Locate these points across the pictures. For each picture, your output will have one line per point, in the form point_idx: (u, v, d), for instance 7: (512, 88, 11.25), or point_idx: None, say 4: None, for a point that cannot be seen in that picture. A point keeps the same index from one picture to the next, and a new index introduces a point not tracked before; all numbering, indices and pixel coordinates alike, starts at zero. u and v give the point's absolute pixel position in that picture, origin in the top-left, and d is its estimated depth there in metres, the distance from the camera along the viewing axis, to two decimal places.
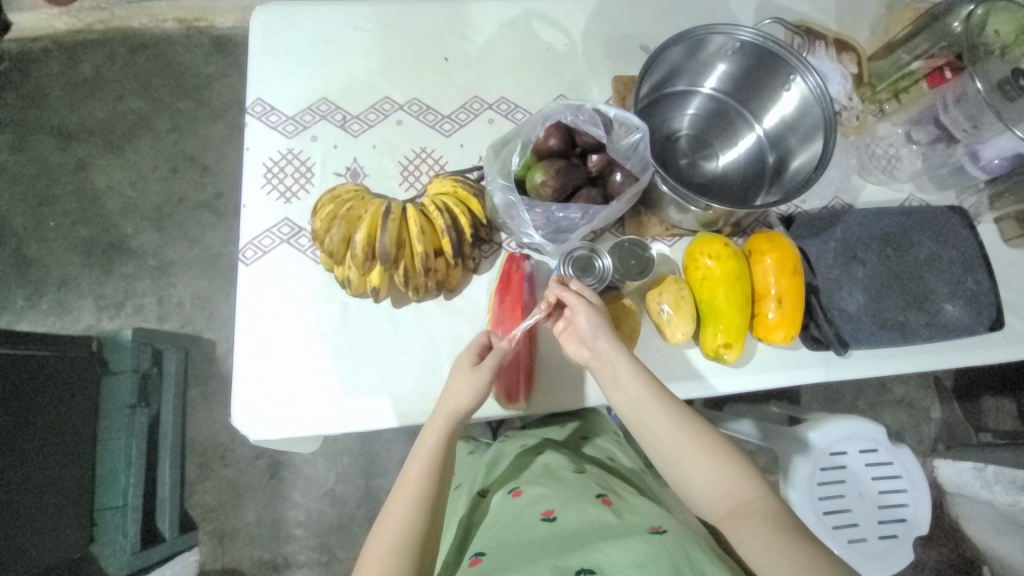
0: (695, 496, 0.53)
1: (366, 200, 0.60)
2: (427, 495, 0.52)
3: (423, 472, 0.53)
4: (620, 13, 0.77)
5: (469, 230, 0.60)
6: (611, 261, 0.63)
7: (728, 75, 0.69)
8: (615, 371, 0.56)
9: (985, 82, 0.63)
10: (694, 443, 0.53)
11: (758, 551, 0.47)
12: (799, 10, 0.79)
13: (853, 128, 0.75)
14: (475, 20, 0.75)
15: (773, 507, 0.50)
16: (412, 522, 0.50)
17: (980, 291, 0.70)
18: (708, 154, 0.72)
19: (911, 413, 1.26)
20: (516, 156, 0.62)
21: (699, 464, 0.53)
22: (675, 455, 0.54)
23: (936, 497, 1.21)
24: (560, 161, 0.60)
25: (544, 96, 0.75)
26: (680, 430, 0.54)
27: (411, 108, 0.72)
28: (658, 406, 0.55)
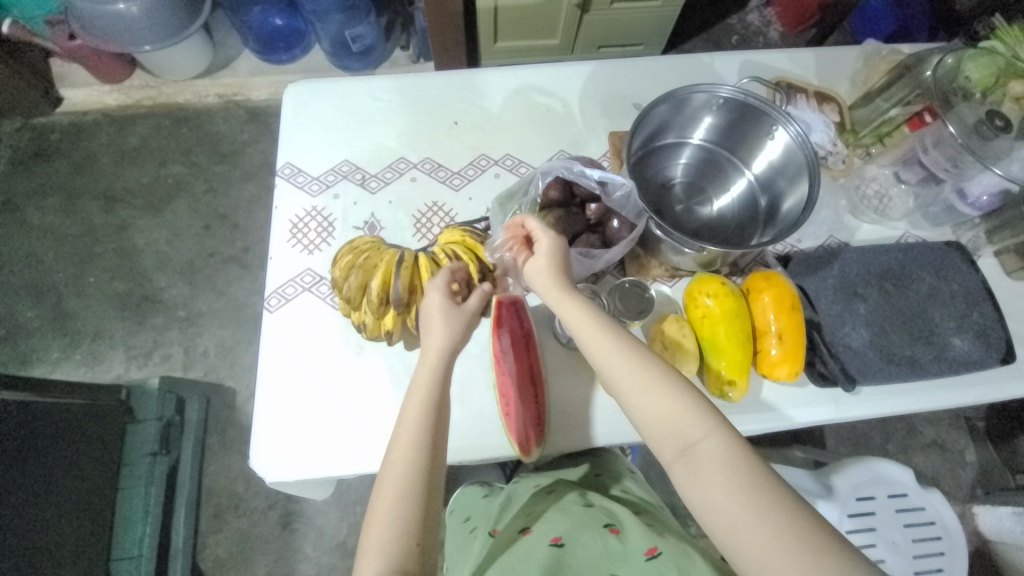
0: (641, 427, 0.49)
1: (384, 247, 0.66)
2: (431, 431, 0.51)
3: (419, 415, 0.51)
4: (615, 77, 0.85)
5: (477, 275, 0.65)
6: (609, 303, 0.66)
7: (715, 127, 0.75)
8: (562, 308, 0.55)
9: (960, 125, 0.67)
10: (640, 371, 0.50)
11: (709, 492, 0.44)
12: (779, 68, 0.86)
13: (840, 171, 0.78)
14: (482, 88, 0.84)
15: (725, 443, 0.46)
16: (414, 463, 0.49)
17: (986, 323, 0.70)
18: (700, 201, 0.77)
19: (946, 456, 1.20)
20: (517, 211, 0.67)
21: (645, 394, 0.49)
22: (619, 385, 0.50)
23: (981, 547, 1.14)
24: (559, 210, 0.65)
25: (546, 152, 0.81)
26: (628, 358, 0.50)
27: (423, 166, 0.79)
28: (606, 336, 0.52)
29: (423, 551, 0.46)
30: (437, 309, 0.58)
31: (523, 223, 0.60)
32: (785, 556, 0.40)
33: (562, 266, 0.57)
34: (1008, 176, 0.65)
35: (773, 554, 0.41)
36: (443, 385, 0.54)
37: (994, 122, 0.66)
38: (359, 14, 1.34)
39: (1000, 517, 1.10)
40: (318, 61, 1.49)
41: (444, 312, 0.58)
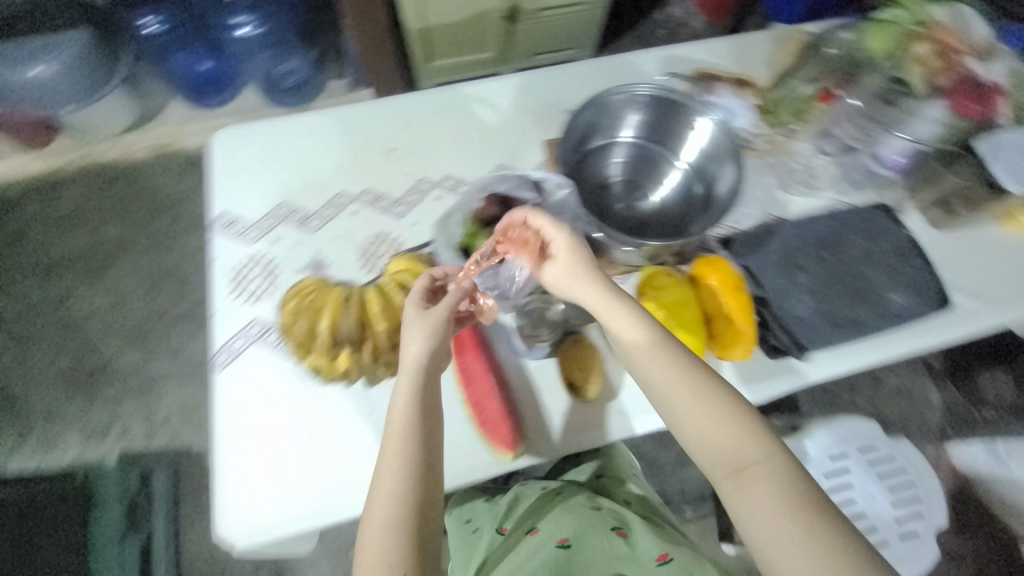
0: (697, 445, 0.52)
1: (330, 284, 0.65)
2: (417, 450, 0.52)
3: (405, 425, 0.53)
4: (542, 86, 0.86)
5: None
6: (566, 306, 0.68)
7: (642, 124, 0.77)
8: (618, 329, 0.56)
9: (862, 98, 0.78)
10: (696, 392, 0.53)
11: (758, 504, 0.47)
12: (698, 60, 0.89)
13: (763, 150, 0.81)
14: (414, 112, 0.84)
15: (773, 464, 0.49)
16: (401, 486, 0.51)
17: (919, 276, 0.74)
18: (637, 195, 0.78)
19: (912, 403, 1.25)
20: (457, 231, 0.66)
21: (698, 412, 0.52)
22: (673, 403, 0.53)
23: (960, 485, 1.16)
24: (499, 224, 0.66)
25: (485, 167, 0.81)
26: (688, 380, 0.53)
27: (364, 197, 0.78)
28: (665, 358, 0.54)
29: (423, 559, 0.49)
30: (412, 316, 0.57)
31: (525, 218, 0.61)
32: (821, 573, 0.43)
33: (582, 268, 0.58)
34: (913, 140, 0.74)
35: (808, 570, 0.44)
36: (422, 391, 0.55)
37: (893, 92, 0.76)
38: (288, 50, 1.37)
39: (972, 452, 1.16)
40: (251, 101, 1.46)
41: (421, 319, 0.56)
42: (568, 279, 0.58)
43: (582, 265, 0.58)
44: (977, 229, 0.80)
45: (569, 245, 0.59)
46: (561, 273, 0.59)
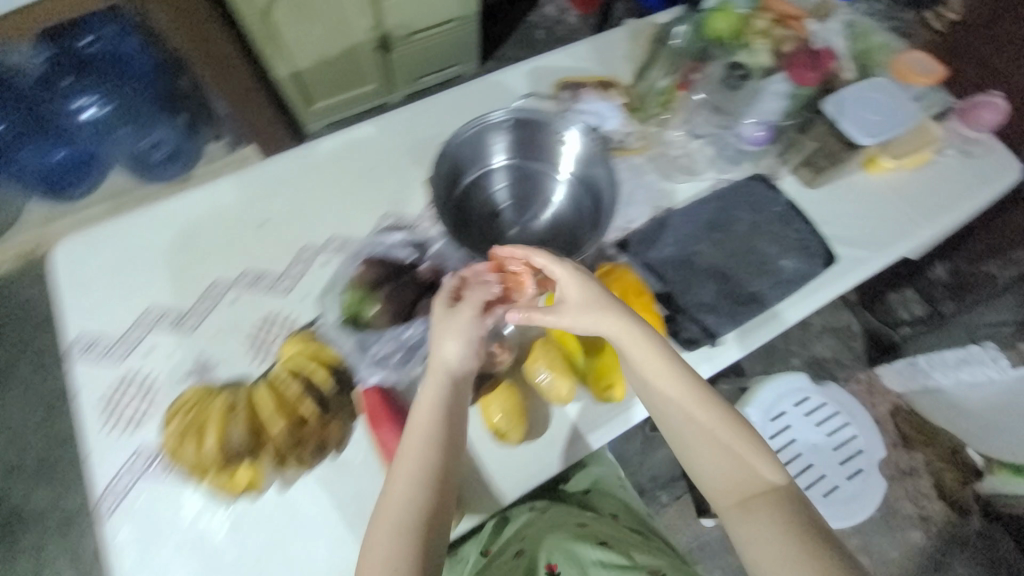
0: (709, 474, 0.58)
1: (217, 390, 0.59)
2: (434, 464, 0.54)
3: (426, 447, 0.54)
4: (412, 125, 0.84)
5: (328, 383, 0.59)
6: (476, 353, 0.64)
7: (512, 146, 0.77)
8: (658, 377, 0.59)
9: (709, 86, 0.83)
10: (710, 436, 0.58)
11: (760, 532, 0.54)
12: (562, 69, 0.90)
13: (639, 146, 0.82)
14: (280, 178, 0.79)
15: (783, 503, 0.55)
16: (413, 498, 0.52)
17: (803, 237, 0.78)
18: (525, 221, 0.77)
19: (838, 335, 1.48)
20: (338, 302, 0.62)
21: (710, 456, 0.58)
22: (688, 446, 0.59)
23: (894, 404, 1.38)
24: (387, 285, 0.62)
25: (369, 219, 0.77)
26: (715, 423, 0.58)
27: (244, 280, 0.72)
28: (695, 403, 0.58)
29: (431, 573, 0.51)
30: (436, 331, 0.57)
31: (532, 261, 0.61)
32: None
33: (600, 302, 0.59)
34: (760, 121, 0.81)
35: None
36: (448, 416, 0.56)
37: (737, 74, 0.81)
38: (148, 124, 1.40)
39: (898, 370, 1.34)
40: (123, 185, 1.48)
41: (449, 329, 0.57)
42: (571, 318, 0.59)
43: (586, 302, 0.59)
44: (846, 180, 0.84)
45: (576, 284, 0.60)
46: (561, 312, 0.59)
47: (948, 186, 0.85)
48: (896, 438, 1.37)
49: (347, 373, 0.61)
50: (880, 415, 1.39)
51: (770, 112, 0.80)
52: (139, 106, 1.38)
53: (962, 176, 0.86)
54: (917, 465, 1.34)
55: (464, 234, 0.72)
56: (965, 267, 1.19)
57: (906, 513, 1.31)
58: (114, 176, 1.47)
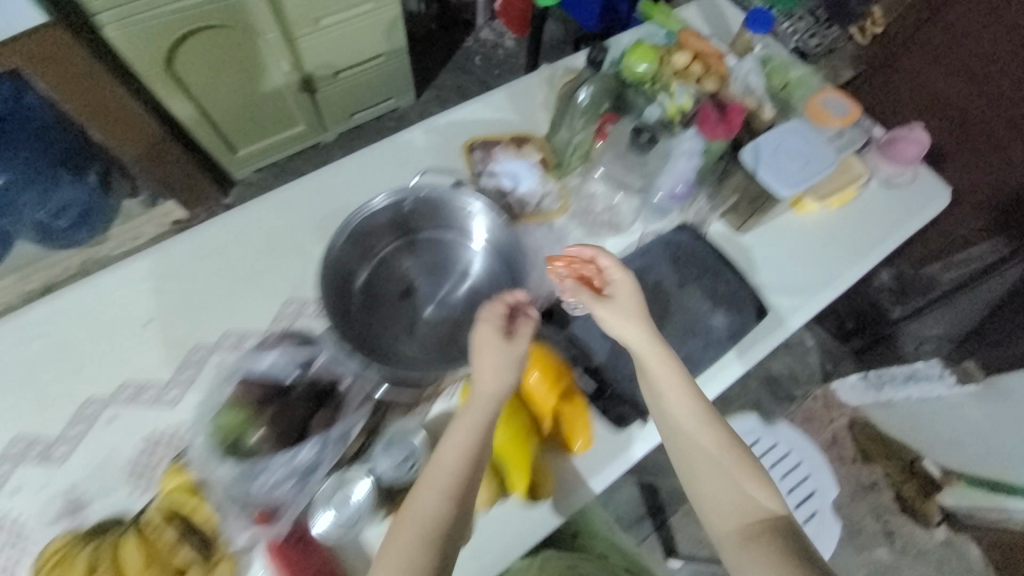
0: (710, 499, 0.57)
1: (94, 535, 0.56)
2: (460, 477, 0.52)
3: (458, 458, 0.52)
4: (317, 195, 0.78)
5: (207, 525, 0.54)
6: (384, 462, 0.56)
7: (416, 222, 0.72)
8: (680, 398, 0.59)
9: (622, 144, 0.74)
10: (717, 460, 0.58)
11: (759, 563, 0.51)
12: (478, 120, 0.85)
13: (558, 210, 0.77)
14: (169, 269, 0.72)
15: (788, 536, 0.53)
16: (434, 512, 0.50)
17: (733, 291, 0.75)
18: (440, 299, 0.71)
19: (792, 352, 1.48)
20: (211, 430, 0.53)
21: (715, 481, 0.57)
22: (696, 469, 0.58)
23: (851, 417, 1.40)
24: (271, 405, 0.55)
25: (267, 308, 0.70)
26: (724, 450, 0.58)
27: (122, 395, 0.65)
28: (709, 429, 0.59)
29: None
30: (496, 336, 0.56)
31: (599, 259, 0.64)
32: None
33: (643, 315, 0.61)
34: (677, 179, 0.72)
35: None
36: (486, 432, 0.54)
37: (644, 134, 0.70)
38: (49, 184, 1.28)
39: (852, 384, 1.39)
40: (30, 255, 1.37)
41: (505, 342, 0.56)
42: (618, 320, 0.61)
43: (634, 307, 0.61)
44: (774, 221, 0.82)
45: (631, 288, 0.62)
46: (613, 312, 0.62)
47: (875, 222, 0.85)
48: (854, 453, 1.37)
49: (217, 515, 0.54)
50: (838, 431, 1.39)
51: (683, 173, 0.72)
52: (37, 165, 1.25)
53: (890, 211, 0.85)
54: (877, 478, 1.34)
55: (362, 336, 0.64)
56: (910, 272, 1.20)
57: (870, 529, 1.31)
58: (18, 245, 1.36)
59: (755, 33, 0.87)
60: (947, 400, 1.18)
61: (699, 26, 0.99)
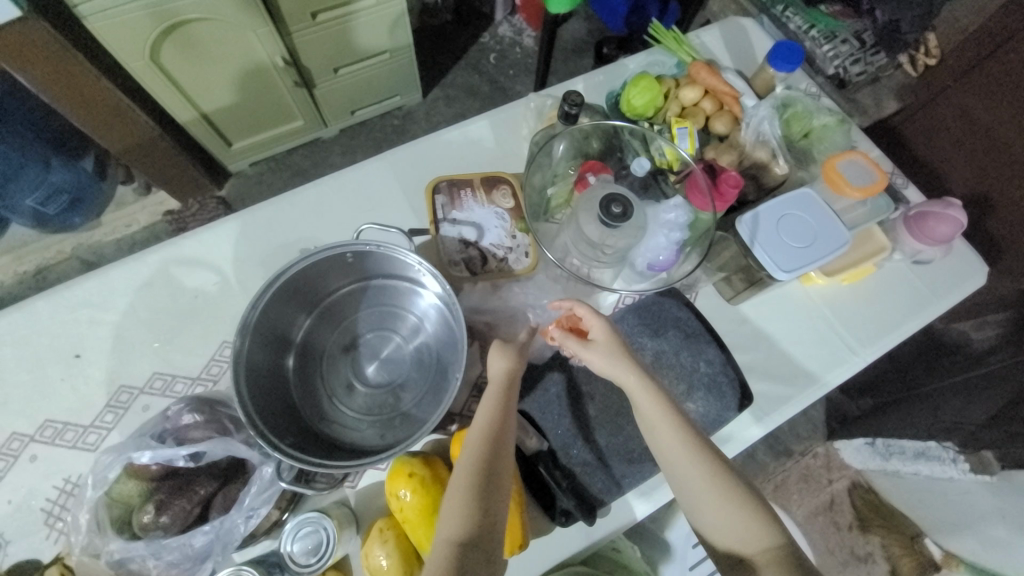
0: (723, 531, 0.51)
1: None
2: (487, 456, 0.50)
3: (482, 436, 0.50)
4: (269, 223, 0.71)
5: None
6: (301, 534, 0.52)
7: (363, 267, 0.63)
8: (668, 430, 0.52)
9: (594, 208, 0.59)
10: (720, 488, 0.51)
11: None
12: (454, 149, 0.76)
13: (527, 267, 0.68)
14: (102, 296, 0.67)
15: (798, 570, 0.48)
16: (469, 489, 0.48)
17: (714, 373, 0.66)
18: (384, 356, 0.65)
19: None
20: (101, 499, 0.50)
21: (720, 513, 0.51)
22: (699, 498, 0.52)
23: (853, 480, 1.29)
24: (166, 486, 0.50)
25: (202, 350, 0.66)
26: (728, 483, 0.52)
27: (44, 434, 0.62)
28: (712, 458, 0.52)
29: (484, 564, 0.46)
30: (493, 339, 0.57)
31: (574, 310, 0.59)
32: None
33: (626, 349, 0.55)
34: (666, 245, 0.62)
35: None
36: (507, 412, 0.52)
37: (614, 207, 0.56)
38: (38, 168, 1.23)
39: (856, 448, 1.26)
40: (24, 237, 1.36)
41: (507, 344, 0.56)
42: (605, 361, 0.55)
43: (619, 349, 0.56)
44: (774, 291, 0.73)
45: (608, 326, 0.57)
46: (596, 354, 0.55)
47: (894, 300, 0.74)
48: (851, 519, 1.24)
49: None
50: (836, 493, 1.28)
51: (662, 246, 0.62)
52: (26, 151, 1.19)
53: (912, 289, 0.75)
54: None
55: (287, 406, 0.59)
56: (940, 327, 1.11)
57: None
58: (13, 227, 1.34)
59: (777, 71, 0.76)
60: (961, 485, 0.98)
61: (720, 56, 0.88)
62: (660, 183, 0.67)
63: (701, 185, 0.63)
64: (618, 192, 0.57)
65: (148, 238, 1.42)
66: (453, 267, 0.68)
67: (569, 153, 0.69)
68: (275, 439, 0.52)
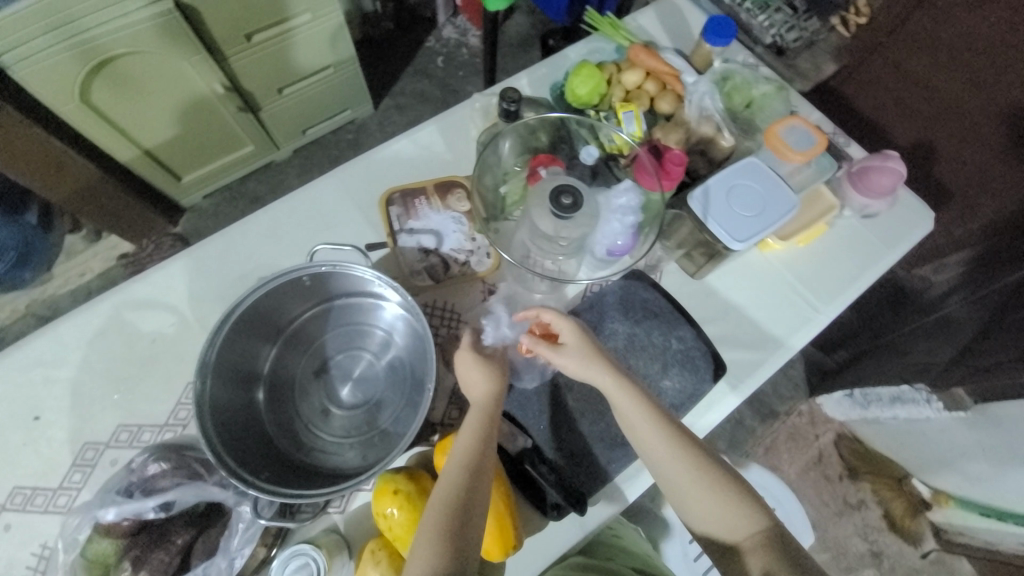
0: (707, 522, 0.53)
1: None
2: (467, 483, 0.50)
3: (462, 462, 0.51)
4: (222, 256, 0.69)
5: None
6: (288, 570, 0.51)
7: (323, 288, 0.61)
8: (646, 429, 0.53)
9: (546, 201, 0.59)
10: (702, 479, 0.52)
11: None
12: (404, 158, 0.75)
13: (489, 268, 0.68)
14: (54, 352, 0.64)
15: (781, 545, 0.50)
16: (448, 517, 0.48)
17: (687, 348, 0.67)
18: (357, 376, 0.64)
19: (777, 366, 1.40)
20: (77, 562, 0.48)
21: (706, 503, 0.52)
22: (683, 493, 0.53)
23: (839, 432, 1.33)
24: (142, 540, 0.49)
25: (168, 394, 0.63)
26: (710, 472, 0.53)
27: (11, 503, 0.59)
28: (692, 448, 0.53)
29: None
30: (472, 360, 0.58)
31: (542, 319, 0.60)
32: None
33: (599, 352, 0.56)
34: (622, 230, 0.63)
35: None
36: (487, 438, 0.53)
37: (564, 198, 0.57)
38: None
39: (838, 400, 1.29)
40: None
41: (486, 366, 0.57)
42: (579, 366, 0.56)
43: (590, 350, 0.56)
44: (735, 260, 0.74)
45: (577, 330, 0.58)
46: (569, 359, 0.56)
47: (851, 256, 0.76)
48: (841, 469, 1.29)
49: None
50: (824, 447, 1.32)
51: (619, 231, 0.63)
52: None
53: (865, 242, 0.77)
54: (865, 496, 1.28)
55: (261, 440, 0.57)
56: (903, 274, 1.13)
57: (856, 551, 1.23)
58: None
59: (713, 46, 0.78)
60: (937, 423, 1.02)
61: (657, 37, 0.89)
62: (611, 169, 0.68)
63: (648, 167, 0.64)
64: (567, 182, 0.58)
65: (106, 284, 1.36)
66: (416, 276, 0.67)
67: (517, 148, 0.69)
68: (249, 476, 0.51)
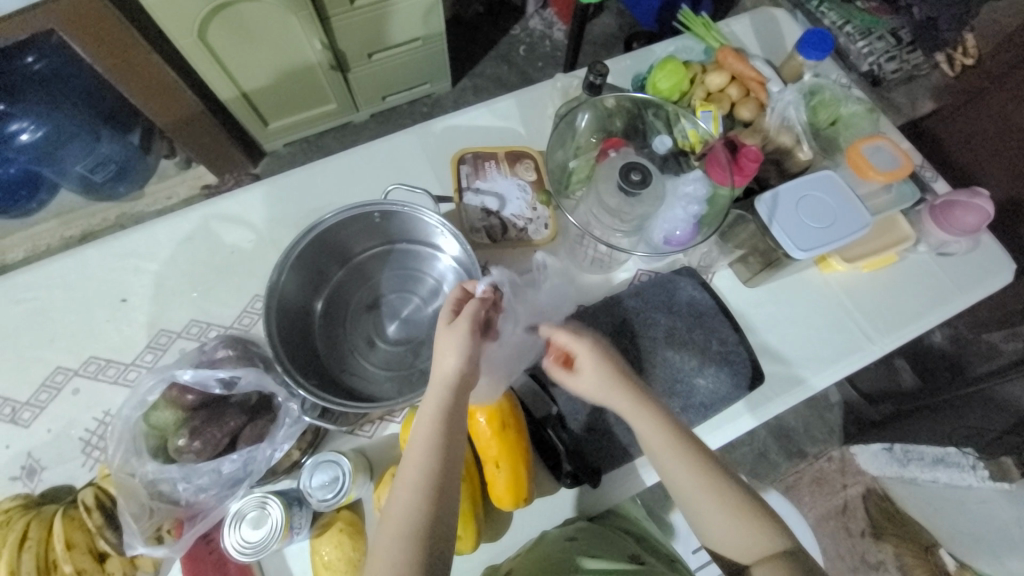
0: (719, 539, 0.52)
1: (29, 509, 0.59)
2: (434, 479, 0.48)
3: (425, 459, 0.48)
4: (303, 187, 0.75)
5: (111, 535, 0.56)
6: (312, 475, 0.55)
7: (387, 228, 0.65)
8: (664, 450, 0.51)
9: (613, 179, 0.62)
10: (720, 498, 0.51)
11: None
12: (481, 125, 0.79)
13: (545, 239, 0.71)
14: (143, 249, 0.72)
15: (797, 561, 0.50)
16: (413, 514, 0.46)
17: (727, 350, 0.66)
18: (405, 316, 0.68)
19: (812, 406, 1.35)
20: (140, 425, 0.54)
21: (724, 521, 0.51)
22: (697, 509, 0.52)
23: None
24: (202, 414, 0.54)
25: (235, 302, 0.70)
26: (724, 496, 0.51)
27: (87, 369, 0.67)
28: (708, 470, 0.51)
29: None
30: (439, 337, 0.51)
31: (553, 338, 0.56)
32: None
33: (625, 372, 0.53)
34: (684, 218, 0.64)
35: None
36: (448, 426, 0.49)
37: (634, 174, 0.60)
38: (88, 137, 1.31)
39: (874, 453, 1.21)
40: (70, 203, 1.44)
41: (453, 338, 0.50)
42: (600, 385, 0.53)
43: (609, 372, 0.53)
44: (791, 275, 0.73)
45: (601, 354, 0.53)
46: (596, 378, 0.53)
47: (917, 293, 0.73)
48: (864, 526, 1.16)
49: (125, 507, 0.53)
50: (850, 499, 1.22)
51: (680, 219, 0.64)
52: (76, 119, 1.26)
53: (935, 281, 0.74)
54: None
55: (311, 355, 0.62)
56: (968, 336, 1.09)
57: None
58: (62, 192, 1.43)
59: (806, 58, 0.76)
60: (978, 494, 0.92)
61: (749, 45, 0.88)
62: (679, 163, 0.69)
63: (721, 160, 0.64)
64: (638, 160, 0.61)
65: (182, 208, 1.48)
66: (474, 233, 0.70)
67: (591, 128, 0.71)
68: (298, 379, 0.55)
